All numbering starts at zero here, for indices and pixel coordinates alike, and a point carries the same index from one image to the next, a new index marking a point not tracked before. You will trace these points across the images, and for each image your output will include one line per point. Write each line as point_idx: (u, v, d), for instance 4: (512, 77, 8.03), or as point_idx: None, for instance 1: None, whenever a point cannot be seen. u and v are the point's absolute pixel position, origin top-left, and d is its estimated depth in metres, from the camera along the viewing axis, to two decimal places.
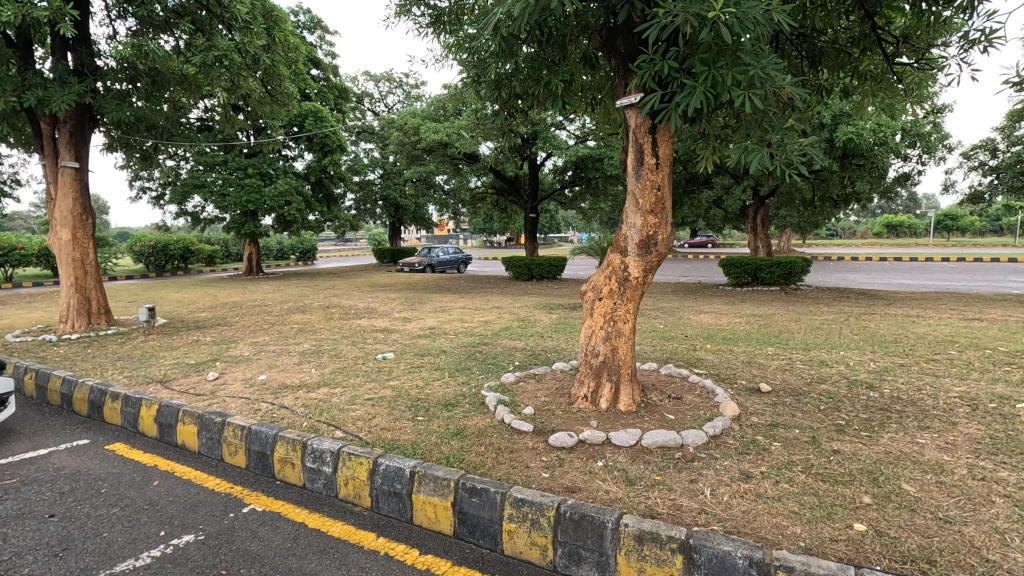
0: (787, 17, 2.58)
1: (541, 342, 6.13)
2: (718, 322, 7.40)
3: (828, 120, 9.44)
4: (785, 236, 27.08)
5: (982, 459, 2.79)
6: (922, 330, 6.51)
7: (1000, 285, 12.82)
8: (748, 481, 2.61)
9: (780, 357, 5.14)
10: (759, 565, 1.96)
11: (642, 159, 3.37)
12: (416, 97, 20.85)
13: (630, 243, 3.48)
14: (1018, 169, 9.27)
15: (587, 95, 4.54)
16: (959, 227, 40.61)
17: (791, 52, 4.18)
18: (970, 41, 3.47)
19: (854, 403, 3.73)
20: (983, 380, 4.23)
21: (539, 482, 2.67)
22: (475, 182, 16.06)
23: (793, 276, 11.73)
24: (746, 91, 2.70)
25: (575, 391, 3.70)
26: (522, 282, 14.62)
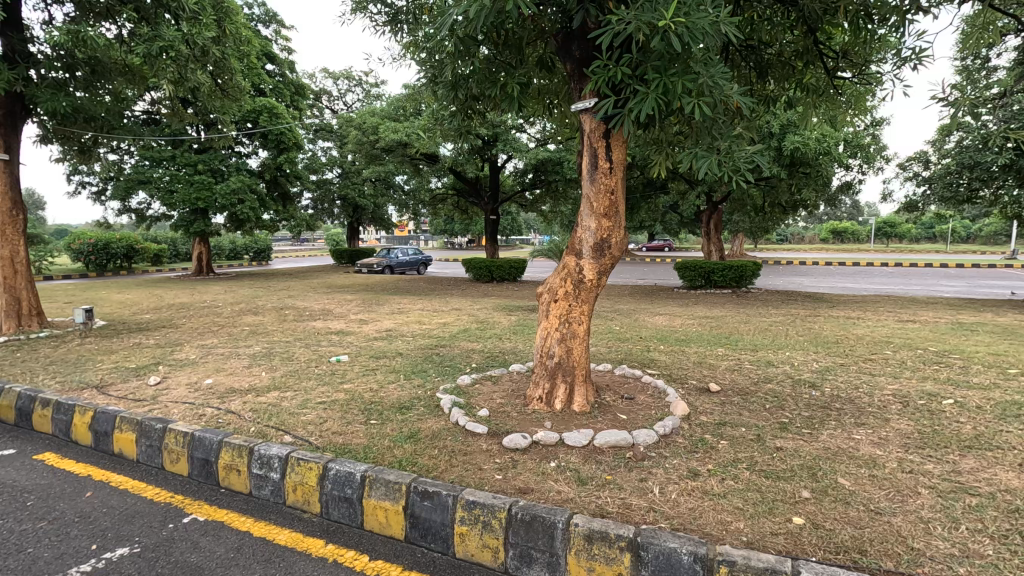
0: (734, 29, 2.65)
1: (499, 343, 6.15)
2: (672, 323, 7.60)
3: (776, 130, 9.83)
4: (737, 241, 28.21)
5: (910, 452, 2.96)
6: (861, 331, 6.86)
7: (933, 288, 13.62)
8: (695, 479, 2.68)
9: (730, 357, 5.31)
10: (703, 561, 2.01)
11: (596, 163, 3.42)
12: (376, 96, 20.52)
13: (585, 246, 3.52)
14: (948, 180, 9.88)
15: (543, 99, 4.58)
16: (897, 234, 42.97)
17: (740, 63, 4.34)
18: (902, 58, 3.67)
19: (798, 402, 3.89)
20: (914, 378, 4.50)
21: (493, 483, 2.67)
22: (435, 183, 15.92)
23: (745, 279, 12.15)
24: (696, 99, 2.77)
25: (531, 391, 3.73)
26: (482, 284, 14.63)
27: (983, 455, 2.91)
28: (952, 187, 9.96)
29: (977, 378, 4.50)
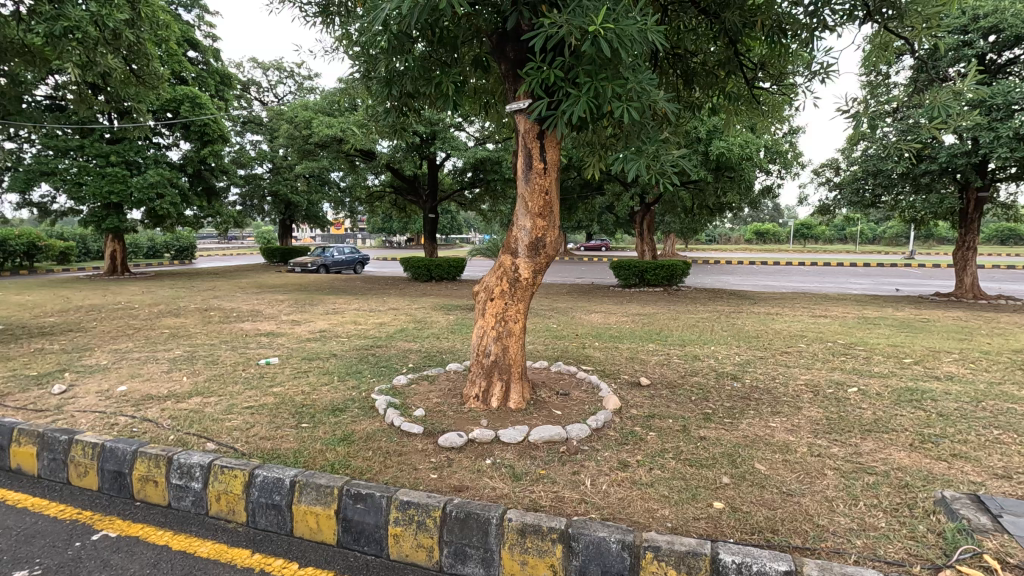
0: (660, 37, 2.76)
1: (437, 343, 6.12)
2: (607, 320, 7.81)
3: (703, 135, 10.31)
4: (668, 240, 29.42)
5: (819, 437, 3.20)
6: (778, 326, 7.32)
7: (843, 285, 14.76)
8: (625, 470, 2.78)
9: (660, 352, 5.53)
10: (630, 548, 2.09)
11: (530, 163, 3.47)
12: (308, 89, 19.79)
13: (520, 245, 3.57)
14: (855, 186, 10.76)
15: (479, 98, 4.63)
16: (812, 235, 46.28)
17: (668, 70, 4.53)
18: (813, 72, 3.95)
19: (720, 393, 4.11)
20: (824, 369, 4.87)
21: (427, 483, 2.65)
22: (373, 180, 15.58)
23: (676, 278, 12.67)
24: (625, 103, 2.87)
25: (467, 391, 3.73)
26: (421, 283, 14.46)
27: (880, 437, 3.20)
28: (859, 192, 10.88)
29: (877, 367, 4.93)
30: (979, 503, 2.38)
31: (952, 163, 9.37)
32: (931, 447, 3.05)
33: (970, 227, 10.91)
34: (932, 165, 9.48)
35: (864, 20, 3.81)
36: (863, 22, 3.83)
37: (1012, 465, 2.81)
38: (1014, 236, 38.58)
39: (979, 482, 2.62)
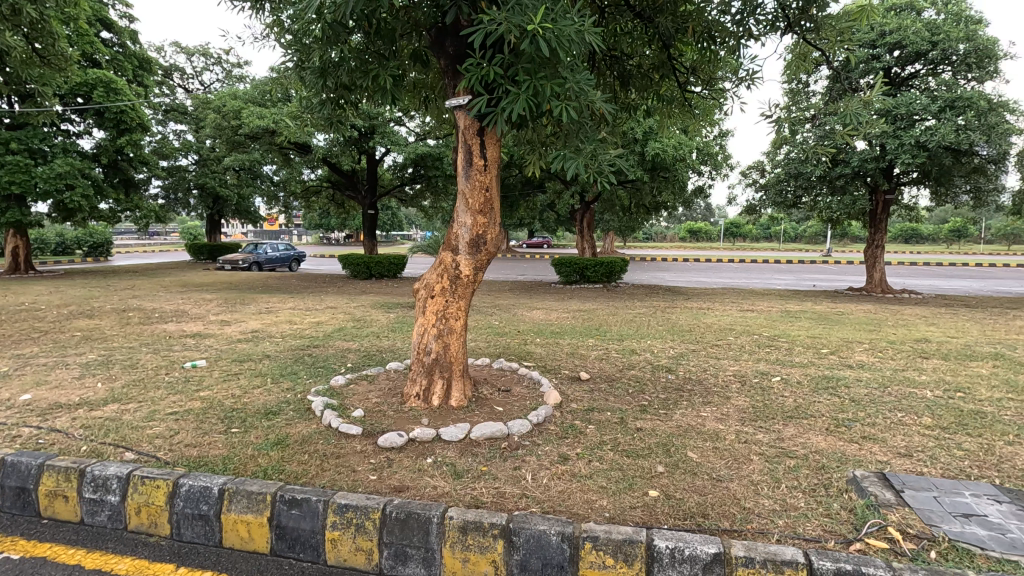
0: (597, 39, 2.81)
1: (377, 342, 5.99)
2: (549, 317, 7.92)
3: (639, 136, 10.63)
4: (607, 237, 30.13)
5: (745, 425, 3.38)
6: (710, 320, 7.66)
7: (769, 281, 15.67)
8: (565, 463, 2.83)
9: (599, 347, 5.67)
10: (569, 540, 2.13)
11: (471, 160, 3.46)
12: (238, 77, 18.81)
13: (461, 242, 3.54)
14: (778, 187, 11.43)
15: (419, 93, 4.58)
16: (741, 234, 48.85)
17: (605, 72, 4.60)
18: (740, 78, 4.15)
19: (656, 386, 4.26)
20: (750, 360, 5.15)
21: (366, 485, 2.60)
22: (309, 174, 15.04)
23: (614, 274, 13.01)
24: (564, 102, 2.90)
25: (408, 390, 3.68)
26: (361, 281, 14.12)
27: (800, 423, 3.42)
28: (782, 194, 11.57)
29: (798, 357, 5.27)
30: (885, 480, 2.59)
31: (863, 168, 10.13)
32: (845, 430, 3.29)
33: (878, 227, 11.82)
34: (846, 169, 10.21)
35: (785, 30, 4.03)
36: (784, 33, 4.05)
37: (913, 444, 3.07)
38: (916, 235, 42.20)
39: (885, 461, 2.85)
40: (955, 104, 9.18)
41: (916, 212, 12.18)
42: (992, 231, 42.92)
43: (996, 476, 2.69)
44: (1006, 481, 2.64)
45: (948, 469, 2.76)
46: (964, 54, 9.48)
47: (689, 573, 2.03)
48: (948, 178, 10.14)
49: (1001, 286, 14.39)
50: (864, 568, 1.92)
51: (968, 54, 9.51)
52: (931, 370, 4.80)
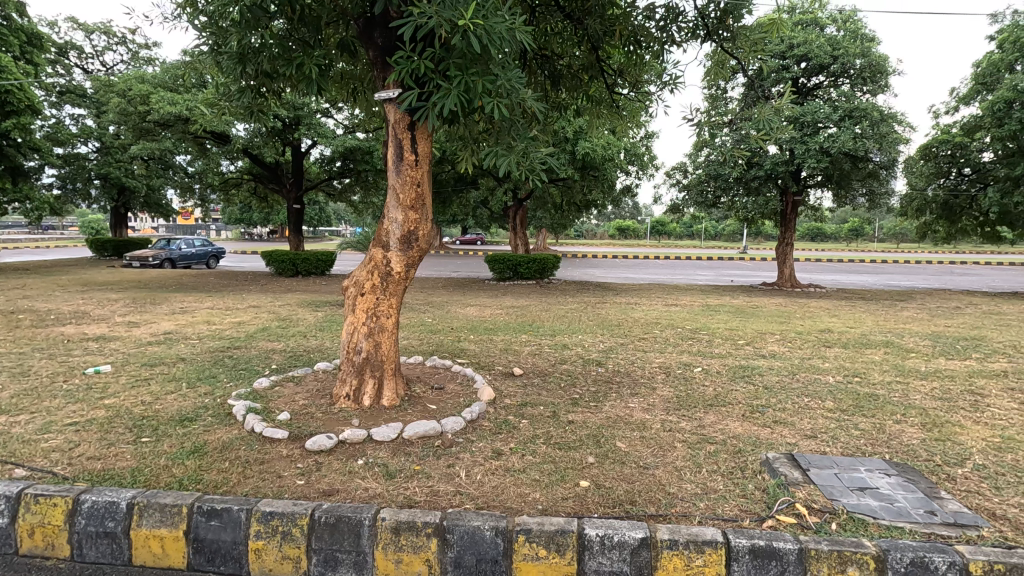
0: (528, 37, 2.83)
1: (303, 341, 5.77)
2: (482, 313, 7.93)
3: (570, 135, 10.84)
4: (539, 234, 30.52)
5: (670, 413, 3.55)
6: (637, 315, 7.96)
7: (691, 277, 16.47)
8: (498, 458, 2.85)
9: (532, 343, 5.74)
10: (503, 533, 2.15)
11: (402, 154, 3.39)
12: (146, 60, 17.41)
13: (392, 238, 3.47)
14: (700, 187, 12.02)
15: (347, 84, 4.44)
16: (666, 232, 51.02)
17: (536, 70, 4.65)
18: (664, 81, 4.33)
19: (586, 379, 4.38)
20: (675, 352, 5.40)
21: (293, 490, 2.50)
22: (227, 166, 14.19)
23: (547, 271, 13.22)
24: (495, 99, 2.90)
25: (337, 390, 3.57)
26: (286, 278, 13.51)
27: (719, 410, 3.63)
28: (703, 194, 12.19)
29: (717, 348, 5.59)
30: (793, 460, 2.81)
31: (775, 171, 10.86)
32: (758, 416, 3.53)
33: (788, 226, 12.70)
34: (760, 171, 10.90)
35: (705, 38, 4.25)
36: (704, 41, 4.26)
37: (817, 426, 3.35)
38: (820, 234, 45.76)
39: (793, 443, 3.09)
40: (853, 113, 10.03)
41: (820, 213, 13.20)
42: (884, 230, 47.31)
43: (886, 452, 2.98)
44: (894, 455, 2.93)
45: (846, 447, 3.03)
46: (860, 69, 10.38)
47: (619, 558, 2.10)
48: (848, 182, 11.07)
49: (891, 281, 15.90)
50: (775, 542, 2.07)
51: (864, 68, 10.41)
52: (833, 358, 5.23)
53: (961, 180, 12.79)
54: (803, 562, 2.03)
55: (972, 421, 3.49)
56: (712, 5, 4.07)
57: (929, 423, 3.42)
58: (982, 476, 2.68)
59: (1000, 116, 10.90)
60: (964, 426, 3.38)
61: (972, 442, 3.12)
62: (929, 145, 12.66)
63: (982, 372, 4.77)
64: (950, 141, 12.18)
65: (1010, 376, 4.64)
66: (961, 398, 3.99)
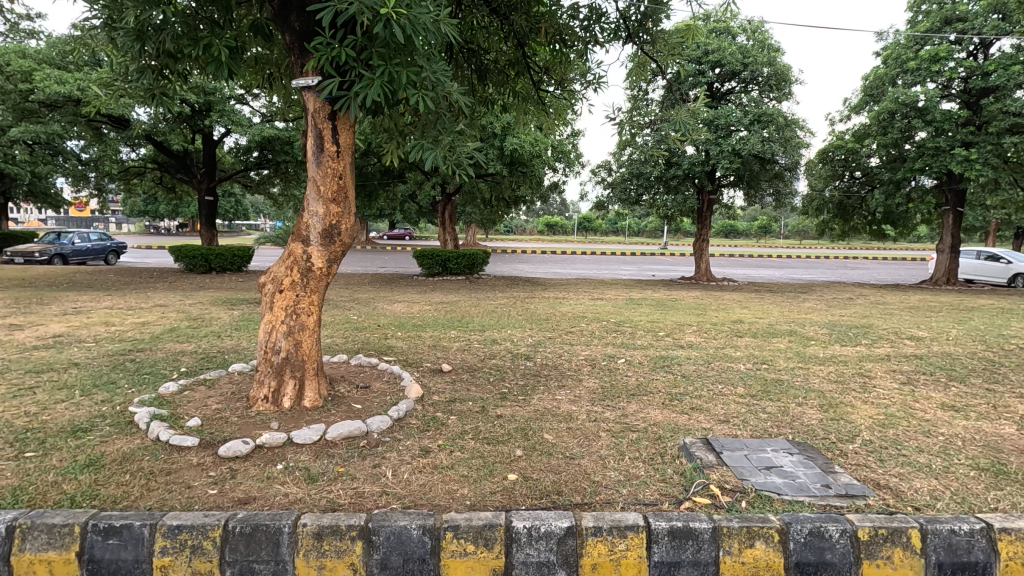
0: (453, 30, 2.79)
1: (217, 342, 5.42)
2: (410, 309, 7.81)
3: (498, 131, 10.84)
4: (468, 229, 30.45)
5: (595, 404, 3.65)
6: (565, 309, 8.11)
7: (616, 272, 17.03)
8: (426, 456, 2.81)
9: (460, 338, 5.71)
10: (430, 532, 2.13)
11: (322, 145, 3.25)
12: (28, 32, 15.57)
13: (313, 232, 3.32)
14: (623, 185, 12.42)
15: (262, 70, 4.19)
16: (592, 228, 52.49)
17: (463, 64, 4.61)
18: (588, 81, 4.44)
19: (515, 373, 4.42)
20: (601, 344, 5.57)
21: (204, 501, 2.34)
22: (128, 153, 13.06)
23: (476, 266, 13.19)
24: (421, 91, 2.85)
25: (254, 393, 3.39)
26: (196, 275, 12.64)
27: (641, 399, 3.78)
28: (626, 191, 12.61)
29: (640, 340, 5.82)
30: (708, 445, 2.97)
31: (692, 170, 11.44)
32: (677, 403, 3.71)
33: (704, 223, 13.40)
34: (679, 170, 11.43)
35: (626, 39, 4.38)
36: (625, 42, 4.40)
37: (729, 411, 3.57)
38: (732, 231, 48.76)
39: (708, 428, 3.27)
40: (761, 118, 10.72)
41: (733, 211, 14.05)
42: (788, 227, 51.13)
43: (789, 432, 3.23)
44: (796, 436, 3.17)
45: (755, 430, 3.25)
46: (767, 77, 11.11)
47: (546, 548, 2.13)
48: (757, 182, 11.85)
49: (795, 274, 17.21)
50: (691, 522, 2.18)
51: (771, 76, 11.15)
52: (743, 347, 5.59)
53: (853, 183, 14.05)
54: (716, 539, 2.16)
55: (861, 401, 3.85)
56: (633, 8, 4.20)
57: (825, 404, 3.74)
58: (869, 450, 2.96)
59: (885, 125, 12.05)
60: (854, 406, 3.72)
61: (862, 421, 3.44)
62: (826, 149, 13.77)
63: (869, 357, 5.27)
64: (843, 146, 13.32)
65: (892, 359, 5.16)
66: (852, 380, 4.38)
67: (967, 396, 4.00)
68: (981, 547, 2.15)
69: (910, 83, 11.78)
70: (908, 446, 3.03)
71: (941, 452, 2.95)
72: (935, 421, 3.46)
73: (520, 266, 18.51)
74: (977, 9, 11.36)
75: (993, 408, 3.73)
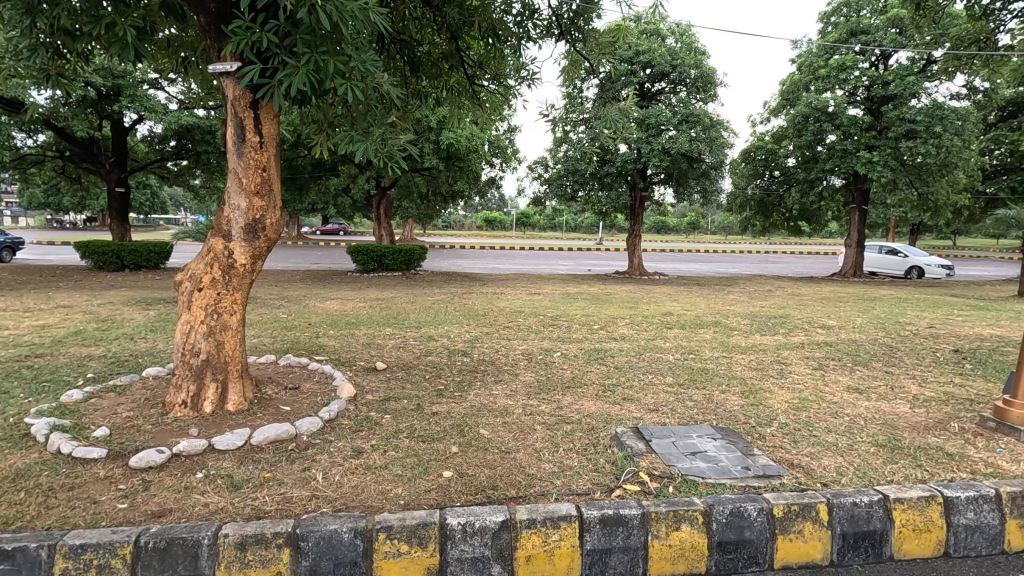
0: (382, 20, 2.71)
1: (130, 345, 5.03)
2: (344, 307, 7.59)
3: (434, 124, 10.71)
4: (405, 225, 29.94)
5: (531, 398, 3.69)
6: (502, 304, 8.15)
7: (553, 267, 17.32)
8: (359, 456, 2.74)
9: (396, 336, 5.61)
10: (362, 534, 2.08)
11: (243, 135, 3.08)
12: None
13: (234, 227, 3.14)
14: (560, 181, 12.63)
15: (175, 53, 3.92)
16: (530, 224, 53.01)
17: (394, 55, 4.51)
18: (522, 75, 4.45)
19: (451, 369, 4.40)
20: (537, 338, 5.64)
21: (112, 517, 2.17)
22: (24, 139, 11.88)
23: (413, 262, 13.01)
24: (349, 82, 2.75)
25: (170, 398, 3.18)
26: (107, 273, 11.70)
27: (575, 391, 3.86)
28: (562, 187, 12.82)
29: (575, 333, 5.94)
30: (638, 433, 3.07)
31: (625, 168, 11.78)
32: (610, 394, 3.82)
33: (637, 220, 13.84)
34: (613, 167, 11.76)
35: (558, 36, 4.42)
36: (558, 40, 4.44)
37: (658, 400, 3.72)
38: (664, 226, 50.74)
39: (638, 417, 3.39)
40: (689, 118, 11.19)
41: (663, 207, 14.56)
42: (714, 222, 53.69)
43: (713, 418, 3.40)
44: (719, 421, 3.35)
45: (681, 417, 3.40)
46: (694, 78, 11.59)
47: (480, 543, 2.13)
48: (685, 181, 12.37)
49: (721, 268, 18.12)
50: (621, 509, 2.25)
51: (697, 78, 11.64)
52: (672, 338, 5.83)
53: (773, 182, 14.95)
54: (645, 524, 2.24)
55: (777, 386, 4.12)
56: (565, 6, 4.25)
57: (745, 390, 3.97)
58: (784, 432, 3.17)
59: (800, 128, 12.88)
60: (772, 391, 3.97)
61: (778, 405, 3.67)
62: (748, 149, 14.57)
63: (786, 345, 5.64)
64: (764, 147, 14.14)
65: (805, 347, 5.55)
66: (770, 367, 4.68)
67: (869, 379, 4.37)
68: (879, 516, 2.34)
69: (821, 89, 12.67)
70: (817, 426, 3.27)
71: (846, 431, 3.20)
72: (841, 403, 3.75)
73: (459, 262, 18.43)
74: (878, 23, 12.34)
75: (890, 389, 4.09)
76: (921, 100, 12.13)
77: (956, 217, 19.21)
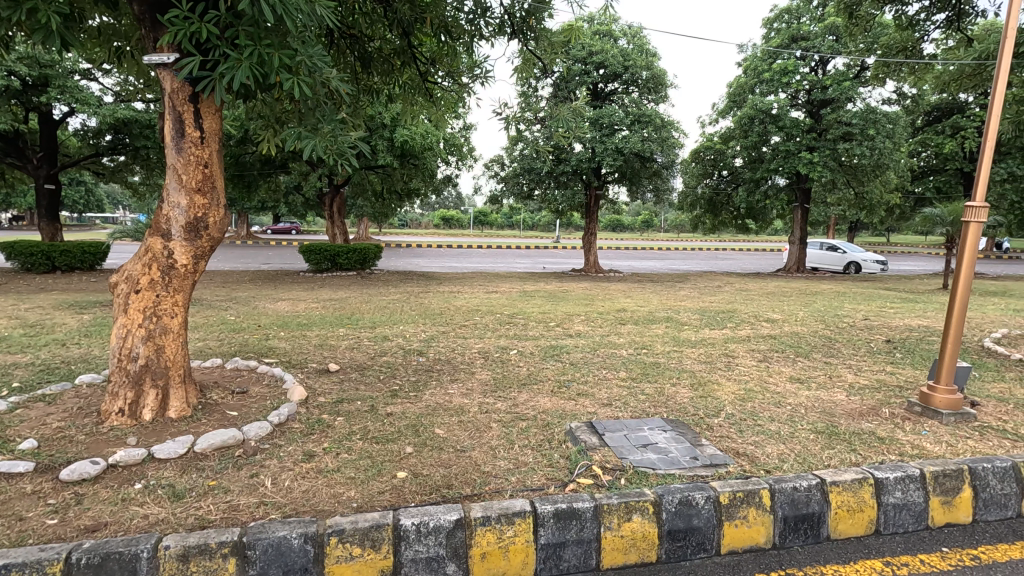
0: (329, 13, 2.64)
1: (61, 351, 4.74)
2: (295, 308, 7.38)
3: (388, 121, 10.55)
4: (360, 224, 29.37)
5: (487, 396, 3.70)
6: (459, 303, 8.12)
7: (511, 265, 17.38)
8: (310, 460, 2.68)
9: (350, 336, 5.50)
10: (313, 539, 2.03)
11: (182, 130, 2.94)
12: None
13: (174, 225, 3.00)
14: (516, 178, 12.67)
15: (106, 41, 3.70)
16: (488, 222, 52.99)
17: (344, 52, 4.42)
18: (474, 74, 4.44)
19: (406, 369, 4.35)
20: (494, 337, 5.65)
21: (40, 534, 2.04)
22: None
23: (367, 261, 12.79)
24: (295, 76, 2.67)
25: (106, 406, 3.02)
26: (36, 275, 10.97)
27: (531, 388, 3.89)
28: (518, 185, 12.88)
29: (532, 331, 5.98)
30: (592, 428, 3.11)
31: (580, 167, 11.94)
32: (565, 390, 3.86)
33: (592, 218, 14.07)
34: (568, 166, 11.89)
35: (511, 35, 4.42)
36: (511, 38, 4.44)
37: (612, 395, 3.79)
38: (619, 224, 51.71)
39: (592, 411, 3.44)
40: (641, 119, 11.45)
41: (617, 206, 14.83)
42: (666, 221, 55.08)
43: (664, 411, 3.49)
44: (670, 413, 3.44)
45: (634, 411, 3.47)
46: (645, 79, 11.86)
47: (435, 543, 2.12)
48: (638, 180, 12.64)
49: (674, 265, 18.61)
50: (575, 504, 2.29)
51: (649, 79, 11.89)
52: (626, 334, 5.96)
53: (721, 181, 15.45)
54: (598, 517, 2.28)
55: (725, 378, 4.28)
56: (517, 5, 4.25)
57: (695, 383, 4.10)
58: (731, 423, 3.29)
59: (746, 129, 13.39)
60: (720, 383, 4.12)
61: (725, 396, 3.81)
62: (698, 149, 15.03)
63: (733, 338, 5.86)
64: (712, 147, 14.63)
65: (752, 340, 5.77)
66: (718, 360, 4.85)
67: (809, 369, 4.59)
68: (817, 499, 2.46)
69: (765, 92, 13.20)
70: (762, 416, 3.41)
71: (788, 420, 3.35)
72: (784, 393, 3.93)
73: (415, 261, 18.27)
74: (817, 30, 12.97)
75: (828, 378, 4.32)
76: (856, 104, 12.81)
77: (888, 215, 20.37)
